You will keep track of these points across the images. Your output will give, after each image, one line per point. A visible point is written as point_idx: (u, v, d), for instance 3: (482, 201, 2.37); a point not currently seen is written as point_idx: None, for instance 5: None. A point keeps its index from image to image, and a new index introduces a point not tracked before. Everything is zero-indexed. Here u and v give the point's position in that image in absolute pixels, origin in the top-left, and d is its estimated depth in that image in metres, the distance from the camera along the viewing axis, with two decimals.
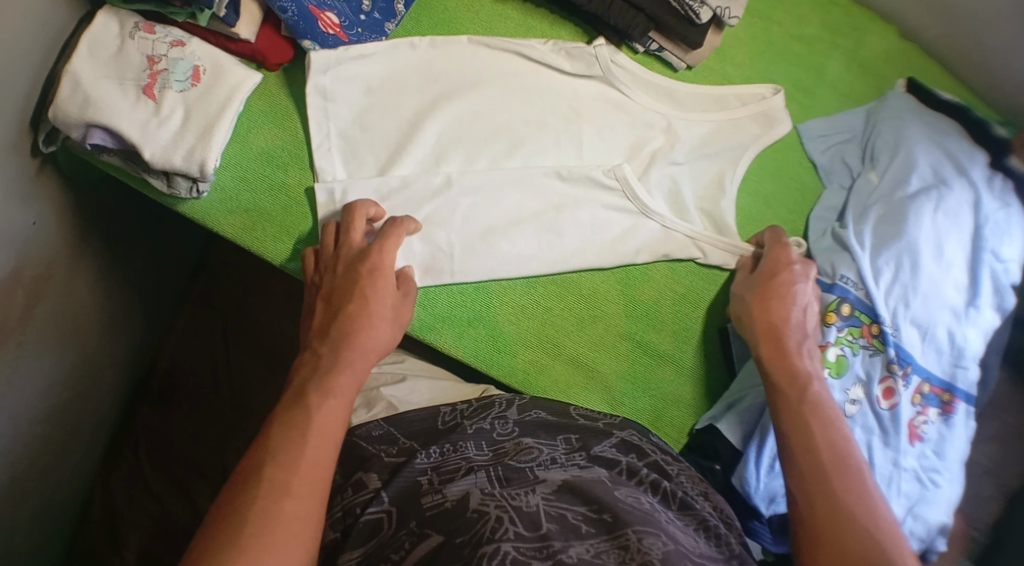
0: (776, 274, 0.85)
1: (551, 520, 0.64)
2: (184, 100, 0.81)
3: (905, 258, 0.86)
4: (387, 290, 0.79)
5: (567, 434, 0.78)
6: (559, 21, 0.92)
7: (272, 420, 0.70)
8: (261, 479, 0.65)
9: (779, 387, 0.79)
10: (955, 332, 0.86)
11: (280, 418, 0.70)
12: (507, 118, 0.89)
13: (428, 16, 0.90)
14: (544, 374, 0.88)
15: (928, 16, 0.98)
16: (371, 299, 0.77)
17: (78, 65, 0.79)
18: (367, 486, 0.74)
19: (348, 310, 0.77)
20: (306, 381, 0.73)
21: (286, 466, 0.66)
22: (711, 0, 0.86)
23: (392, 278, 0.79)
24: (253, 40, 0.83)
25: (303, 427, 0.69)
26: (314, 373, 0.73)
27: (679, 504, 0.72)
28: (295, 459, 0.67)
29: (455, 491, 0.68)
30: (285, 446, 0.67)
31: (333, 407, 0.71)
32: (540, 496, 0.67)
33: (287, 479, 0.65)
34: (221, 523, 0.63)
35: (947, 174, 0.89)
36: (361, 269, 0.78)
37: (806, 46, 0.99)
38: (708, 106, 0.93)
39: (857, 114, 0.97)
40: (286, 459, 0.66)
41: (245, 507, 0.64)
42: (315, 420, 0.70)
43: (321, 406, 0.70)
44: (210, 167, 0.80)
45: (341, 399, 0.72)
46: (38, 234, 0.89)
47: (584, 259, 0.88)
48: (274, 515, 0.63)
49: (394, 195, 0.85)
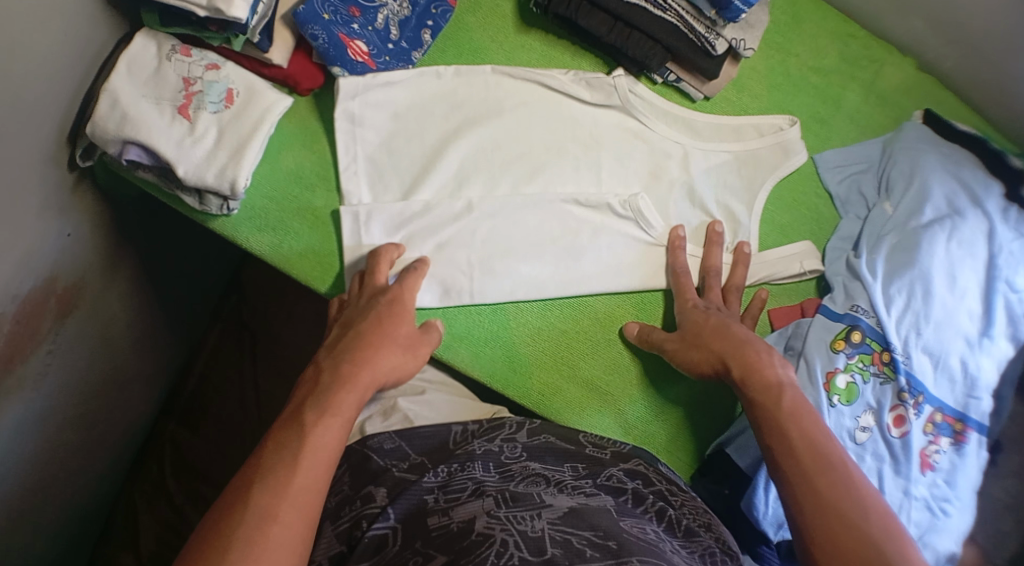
0: (700, 318, 0.86)
1: (555, 544, 0.65)
2: (217, 121, 0.85)
3: (918, 286, 0.87)
4: (402, 322, 0.81)
5: (574, 462, 0.80)
6: (580, 53, 0.95)
7: (273, 441, 0.70)
8: (251, 503, 0.64)
9: (761, 404, 0.77)
10: (968, 362, 0.86)
11: (272, 441, 0.70)
12: (529, 147, 0.92)
13: (453, 46, 0.93)
14: (558, 395, 0.89)
15: (945, 50, 0.99)
16: (387, 326, 0.80)
17: (117, 83, 0.82)
18: (375, 500, 0.76)
19: (363, 334, 0.79)
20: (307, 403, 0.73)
21: (281, 488, 0.65)
22: (726, 31, 0.88)
23: (408, 314, 0.82)
24: (285, 65, 0.87)
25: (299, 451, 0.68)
26: (317, 395, 0.74)
27: (683, 532, 0.73)
28: (284, 482, 0.66)
29: (461, 513, 0.69)
30: (275, 468, 0.67)
31: (333, 428, 0.71)
32: (546, 521, 0.67)
33: (277, 501, 0.64)
34: (210, 546, 0.61)
35: (962, 204, 0.90)
36: (380, 306, 0.81)
37: (824, 78, 1.00)
38: (720, 137, 0.95)
39: (874, 145, 0.98)
40: (275, 481, 0.66)
41: (230, 529, 0.62)
42: (311, 446, 0.69)
43: (320, 429, 0.70)
44: (241, 186, 0.84)
45: (337, 420, 0.72)
46: (73, 245, 0.92)
47: (600, 285, 0.90)
48: (261, 535, 0.62)
49: (417, 219, 0.87)
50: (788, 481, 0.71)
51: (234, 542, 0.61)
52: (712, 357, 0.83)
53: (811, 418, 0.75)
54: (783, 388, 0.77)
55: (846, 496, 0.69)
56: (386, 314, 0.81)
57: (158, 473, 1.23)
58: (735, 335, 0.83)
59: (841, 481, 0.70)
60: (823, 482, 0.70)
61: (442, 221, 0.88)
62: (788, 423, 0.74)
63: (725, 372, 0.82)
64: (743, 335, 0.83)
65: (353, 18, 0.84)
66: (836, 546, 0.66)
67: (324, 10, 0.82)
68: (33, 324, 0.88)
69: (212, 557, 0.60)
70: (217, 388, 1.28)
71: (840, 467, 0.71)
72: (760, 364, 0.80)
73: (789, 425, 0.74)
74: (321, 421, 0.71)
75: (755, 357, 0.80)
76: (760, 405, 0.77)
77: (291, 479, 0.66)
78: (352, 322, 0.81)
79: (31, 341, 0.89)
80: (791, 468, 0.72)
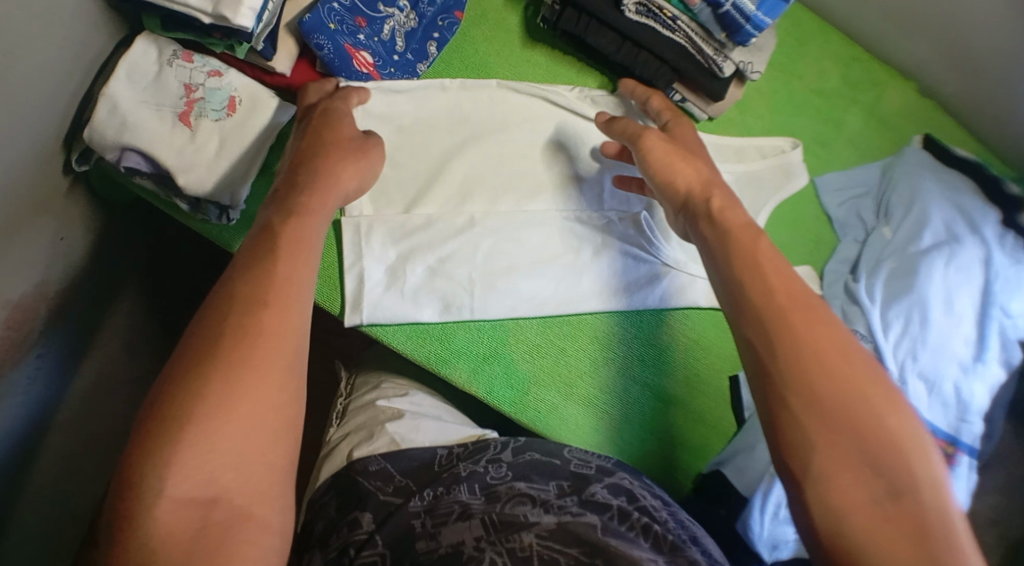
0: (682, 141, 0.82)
1: (543, 564, 0.66)
2: (218, 130, 0.84)
3: (915, 312, 0.88)
4: (341, 125, 0.78)
5: (560, 479, 0.77)
6: (585, 70, 0.95)
7: (236, 292, 0.64)
8: (226, 357, 0.61)
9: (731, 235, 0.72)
10: (962, 387, 0.87)
11: (248, 264, 0.66)
12: (531, 164, 0.92)
13: (458, 59, 0.92)
14: (555, 413, 0.88)
15: (946, 76, 1.00)
16: (330, 132, 0.77)
17: (117, 89, 0.81)
18: (362, 526, 0.75)
19: (313, 164, 0.74)
20: (268, 253, 0.66)
21: (256, 340, 0.62)
22: (734, 54, 0.88)
23: (346, 117, 0.79)
24: (288, 74, 0.86)
25: (265, 303, 0.64)
26: (278, 243, 0.67)
27: (669, 547, 0.71)
28: (252, 346, 0.62)
29: (450, 537, 0.70)
30: (243, 320, 0.62)
31: (301, 280, 0.66)
32: (535, 534, 0.68)
33: (250, 355, 0.61)
34: (180, 399, 0.59)
35: (959, 231, 0.90)
36: (332, 142, 0.76)
37: (826, 100, 1.01)
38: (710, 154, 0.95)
39: (873, 169, 0.99)
40: (238, 348, 0.61)
41: (202, 380, 0.59)
42: (279, 293, 0.64)
43: (283, 281, 0.65)
44: (241, 198, 0.83)
45: (310, 254, 0.68)
46: (66, 250, 0.91)
47: (602, 305, 0.90)
48: (227, 403, 0.59)
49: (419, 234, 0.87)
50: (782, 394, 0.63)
51: (206, 397, 0.59)
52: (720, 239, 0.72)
53: (802, 307, 0.66)
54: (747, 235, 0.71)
55: (850, 405, 0.62)
56: (328, 119, 0.77)
57: None
58: (734, 221, 0.73)
59: (837, 376, 0.63)
60: (819, 396, 0.62)
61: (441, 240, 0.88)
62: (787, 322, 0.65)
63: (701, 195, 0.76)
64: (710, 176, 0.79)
65: (359, 29, 0.83)
66: (844, 461, 0.61)
67: (330, 19, 0.81)
68: (24, 329, 0.87)
69: (180, 417, 0.58)
70: None
71: (837, 363, 0.63)
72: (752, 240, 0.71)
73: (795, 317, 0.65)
74: (286, 283, 0.65)
75: (751, 238, 0.71)
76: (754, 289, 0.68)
77: (258, 342, 0.62)
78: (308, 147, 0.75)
79: (22, 346, 0.88)
80: (781, 329, 0.65)
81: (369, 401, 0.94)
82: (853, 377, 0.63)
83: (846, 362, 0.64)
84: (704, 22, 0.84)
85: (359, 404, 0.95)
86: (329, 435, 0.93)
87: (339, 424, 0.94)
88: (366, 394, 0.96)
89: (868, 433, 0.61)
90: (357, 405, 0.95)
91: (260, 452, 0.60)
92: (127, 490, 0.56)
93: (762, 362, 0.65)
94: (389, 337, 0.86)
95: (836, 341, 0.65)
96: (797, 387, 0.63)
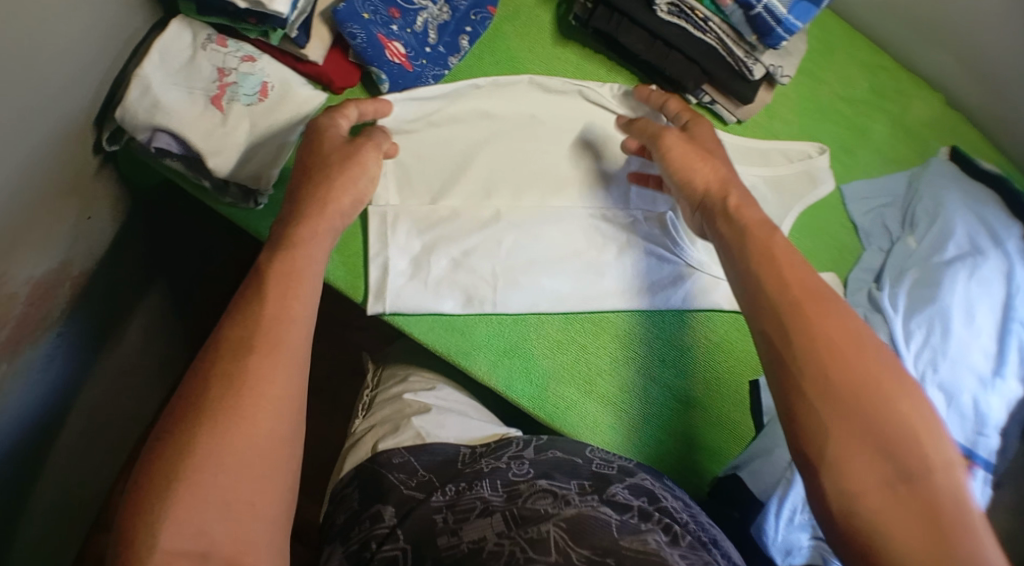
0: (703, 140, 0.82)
1: (557, 555, 0.64)
2: (248, 115, 0.84)
3: (937, 322, 0.87)
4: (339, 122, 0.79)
5: (581, 478, 0.77)
6: (615, 69, 0.95)
7: (228, 339, 0.66)
8: (216, 405, 0.62)
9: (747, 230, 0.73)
10: (980, 400, 0.86)
11: (237, 312, 0.68)
12: (557, 162, 0.92)
13: (488, 54, 0.93)
14: (573, 410, 0.88)
15: (975, 89, 1.00)
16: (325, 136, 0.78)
17: (150, 69, 0.81)
18: (384, 520, 0.76)
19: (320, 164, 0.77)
20: (259, 291, 0.69)
21: (245, 384, 0.63)
22: (764, 58, 0.88)
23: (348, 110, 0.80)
24: (321, 62, 0.86)
25: (256, 346, 0.65)
26: (271, 283, 0.69)
27: (687, 545, 0.70)
28: (242, 392, 0.63)
29: (470, 533, 0.70)
30: (231, 369, 0.64)
31: (297, 323, 0.68)
32: (553, 526, 0.67)
33: (237, 398, 0.63)
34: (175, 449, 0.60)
35: (983, 243, 0.90)
36: (335, 157, 0.77)
37: (854, 109, 1.01)
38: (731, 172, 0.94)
39: (899, 179, 0.99)
40: (232, 395, 0.63)
41: (192, 430, 0.61)
42: (271, 334, 0.66)
43: (279, 322, 0.67)
44: (269, 181, 0.84)
45: (305, 285, 0.70)
46: (91, 229, 0.92)
47: (625, 304, 0.90)
48: (222, 449, 0.61)
49: (448, 228, 0.88)
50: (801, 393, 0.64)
51: (197, 444, 0.60)
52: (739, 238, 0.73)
53: (817, 308, 0.67)
54: (759, 234, 0.73)
55: (873, 413, 0.63)
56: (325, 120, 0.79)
57: None
58: (754, 221, 0.74)
59: (854, 379, 0.64)
60: (846, 407, 0.63)
61: (470, 233, 0.88)
62: (795, 322, 0.67)
63: (719, 196, 0.77)
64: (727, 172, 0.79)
65: (392, 20, 0.84)
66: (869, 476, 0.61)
67: (364, 9, 0.82)
68: (46, 306, 0.87)
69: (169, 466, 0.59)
70: None
71: (850, 372, 0.64)
72: (766, 234, 0.73)
73: (811, 312, 0.67)
74: (273, 324, 0.67)
75: (767, 234, 0.73)
76: (771, 289, 0.69)
77: (248, 388, 0.63)
78: (303, 167, 0.77)
79: (42, 322, 0.88)
80: (789, 312, 0.67)
81: (396, 396, 0.95)
82: (873, 374, 0.64)
83: (861, 363, 0.65)
84: (736, 23, 0.84)
85: (385, 398, 0.96)
86: (354, 426, 0.95)
87: (365, 416, 0.96)
88: (392, 389, 0.97)
89: (886, 431, 0.62)
90: (384, 398, 0.96)
91: (255, 497, 0.61)
92: (122, 545, 0.57)
93: (781, 364, 0.66)
94: (411, 327, 0.86)
95: (864, 359, 0.65)
96: (820, 395, 0.64)
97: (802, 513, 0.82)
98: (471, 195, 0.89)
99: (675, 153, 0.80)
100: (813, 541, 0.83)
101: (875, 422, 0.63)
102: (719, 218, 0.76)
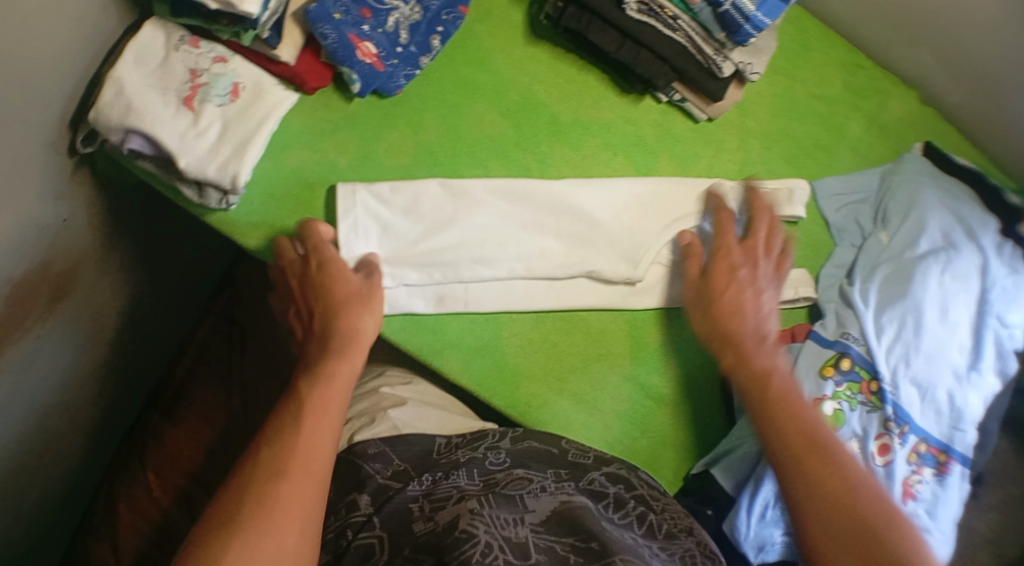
0: (722, 282, 0.87)
1: (539, 551, 0.67)
2: (221, 115, 0.85)
3: (909, 317, 0.88)
4: (339, 281, 0.83)
5: (557, 467, 0.80)
6: (588, 68, 0.95)
7: (263, 455, 0.72)
8: (255, 520, 0.67)
9: (720, 313, 0.86)
10: (956, 395, 0.87)
11: (273, 437, 0.74)
12: (533, 163, 0.92)
13: (461, 54, 0.93)
14: (545, 407, 0.88)
15: (949, 84, 1.01)
16: (332, 290, 0.83)
17: (124, 71, 0.82)
18: (360, 508, 0.78)
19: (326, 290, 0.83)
20: (296, 415, 0.76)
21: (279, 503, 0.69)
22: (734, 55, 0.88)
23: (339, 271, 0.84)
24: (293, 63, 0.86)
25: (294, 468, 0.71)
26: (304, 411, 0.76)
27: (664, 534, 0.74)
28: (273, 510, 0.68)
29: (445, 516, 0.70)
30: (264, 487, 0.69)
31: (325, 450, 0.75)
32: (529, 527, 0.69)
33: (269, 512, 0.68)
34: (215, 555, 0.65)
35: (957, 238, 0.90)
36: (347, 297, 0.83)
37: (828, 106, 1.01)
38: (694, 174, 0.95)
39: (872, 175, 0.99)
40: (264, 513, 0.68)
41: (227, 540, 0.66)
42: (305, 460, 0.73)
43: (311, 446, 0.74)
44: (241, 181, 0.83)
45: (332, 412, 0.78)
46: (69, 231, 0.92)
47: (598, 301, 0.91)
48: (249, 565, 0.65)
49: (414, 246, 0.87)
50: (780, 464, 0.77)
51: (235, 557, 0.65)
52: (714, 331, 0.87)
53: (786, 389, 0.81)
54: (734, 322, 0.86)
55: (843, 482, 0.74)
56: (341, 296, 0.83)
57: (138, 464, 1.20)
58: (734, 313, 0.86)
59: (826, 449, 0.76)
60: (815, 478, 0.75)
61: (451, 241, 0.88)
62: (780, 404, 0.80)
63: (718, 283, 0.87)
64: (736, 262, 0.88)
65: (364, 20, 0.84)
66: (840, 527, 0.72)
67: (336, 10, 0.83)
68: (23, 309, 0.88)
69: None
70: (202, 383, 1.28)
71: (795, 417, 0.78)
72: (734, 326, 0.86)
73: (776, 391, 0.80)
74: (288, 456, 0.72)
75: (741, 321, 0.86)
76: (748, 379, 0.82)
77: (277, 507, 0.68)
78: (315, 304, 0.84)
79: (22, 324, 0.88)
80: (756, 390, 0.81)
81: (372, 389, 0.96)
82: (825, 443, 0.77)
83: (827, 442, 0.77)
84: (705, 21, 0.85)
85: (361, 392, 0.96)
86: None
87: None
88: (368, 382, 0.98)
89: (852, 500, 0.73)
90: (359, 392, 0.97)
91: None
92: None
93: (765, 427, 0.79)
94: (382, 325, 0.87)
95: (822, 431, 0.78)
96: (793, 468, 0.76)
97: (773, 509, 0.83)
98: (438, 207, 0.88)
99: (692, 311, 0.89)
100: (784, 536, 0.83)
101: (837, 491, 0.74)
102: (701, 311, 0.88)
